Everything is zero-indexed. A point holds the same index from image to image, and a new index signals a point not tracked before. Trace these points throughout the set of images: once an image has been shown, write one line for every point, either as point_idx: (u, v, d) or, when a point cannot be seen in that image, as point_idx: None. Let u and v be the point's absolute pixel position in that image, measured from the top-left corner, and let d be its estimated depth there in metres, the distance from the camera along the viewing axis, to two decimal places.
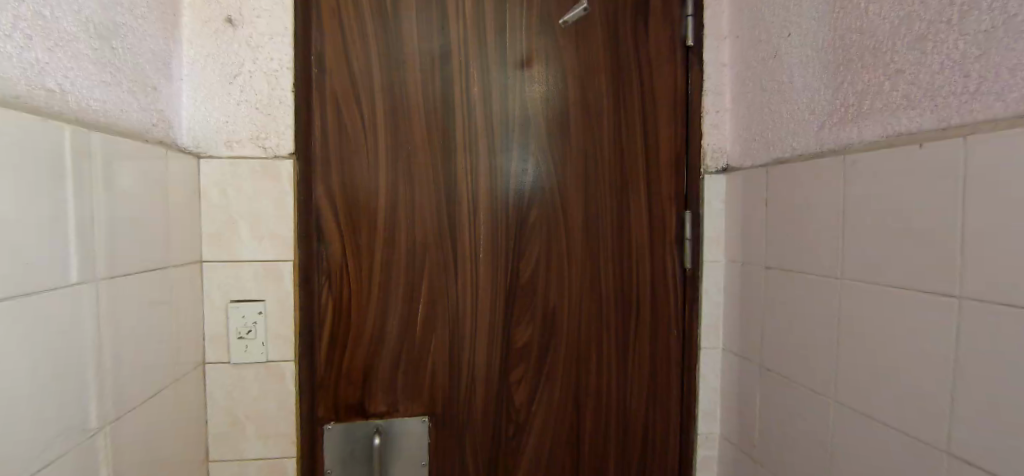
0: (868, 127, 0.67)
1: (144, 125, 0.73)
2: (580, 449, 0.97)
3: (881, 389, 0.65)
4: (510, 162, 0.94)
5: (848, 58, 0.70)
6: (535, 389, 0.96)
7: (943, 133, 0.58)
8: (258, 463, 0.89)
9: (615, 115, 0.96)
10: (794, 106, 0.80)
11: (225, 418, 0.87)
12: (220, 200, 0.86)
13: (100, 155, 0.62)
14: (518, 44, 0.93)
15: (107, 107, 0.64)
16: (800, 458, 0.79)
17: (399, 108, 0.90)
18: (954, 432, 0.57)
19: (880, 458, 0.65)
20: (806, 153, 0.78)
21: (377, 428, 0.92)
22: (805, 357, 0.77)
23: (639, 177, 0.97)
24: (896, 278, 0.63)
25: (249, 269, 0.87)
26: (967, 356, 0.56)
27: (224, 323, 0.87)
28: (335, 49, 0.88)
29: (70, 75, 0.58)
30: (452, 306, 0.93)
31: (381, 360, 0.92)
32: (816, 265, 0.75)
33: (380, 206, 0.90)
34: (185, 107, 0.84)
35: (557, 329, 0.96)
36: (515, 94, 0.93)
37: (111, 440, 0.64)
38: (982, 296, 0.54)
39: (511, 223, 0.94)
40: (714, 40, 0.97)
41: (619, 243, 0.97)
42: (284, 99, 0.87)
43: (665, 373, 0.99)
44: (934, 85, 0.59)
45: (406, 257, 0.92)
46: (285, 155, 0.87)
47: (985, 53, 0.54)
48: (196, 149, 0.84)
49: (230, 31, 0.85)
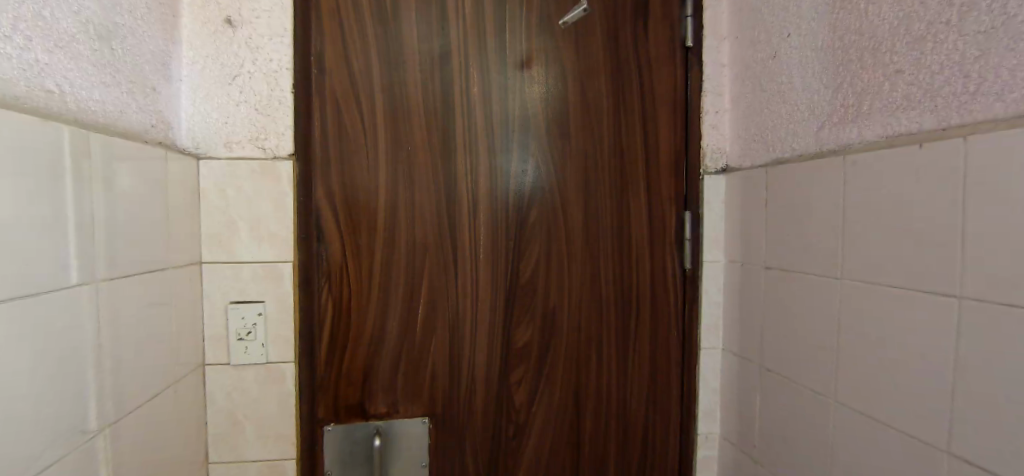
0: (867, 128, 0.67)
1: (144, 126, 0.73)
2: (580, 449, 0.97)
3: (880, 389, 0.65)
4: (510, 162, 0.94)
5: (847, 58, 0.70)
6: (536, 389, 0.96)
7: (943, 133, 0.58)
8: (258, 464, 0.89)
9: (615, 115, 0.96)
10: (793, 106, 0.80)
11: (224, 420, 0.87)
12: (219, 201, 0.86)
13: (100, 156, 0.62)
14: (518, 44, 0.93)
15: (106, 108, 0.64)
16: (800, 458, 0.79)
17: (398, 108, 0.90)
18: (955, 432, 0.57)
19: (880, 458, 0.65)
20: (805, 154, 0.77)
21: (377, 428, 0.92)
22: (805, 357, 0.77)
23: (639, 177, 0.97)
24: (896, 279, 0.63)
25: (249, 270, 0.87)
26: (968, 356, 0.55)
27: (224, 325, 0.86)
28: (335, 49, 0.88)
29: (70, 76, 0.58)
30: (452, 306, 0.93)
31: (381, 361, 0.91)
32: (816, 265, 0.75)
33: (380, 206, 0.90)
34: (184, 108, 0.84)
35: (558, 329, 0.96)
36: (515, 94, 0.93)
37: (111, 442, 0.64)
38: (982, 296, 0.54)
39: (510, 223, 0.94)
40: (713, 40, 0.97)
41: (619, 243, 0.97)
42: (284, 100, 0.87)
43: (665, 373, 0.99)
44: (933, 85, 0.59)
45: (406, 257, 0.92)
46: (284, 155, 0.87)
47: (985, 53, 0.54)
48: (196, 150, 0.84)
49: (229, 32, 0.85)
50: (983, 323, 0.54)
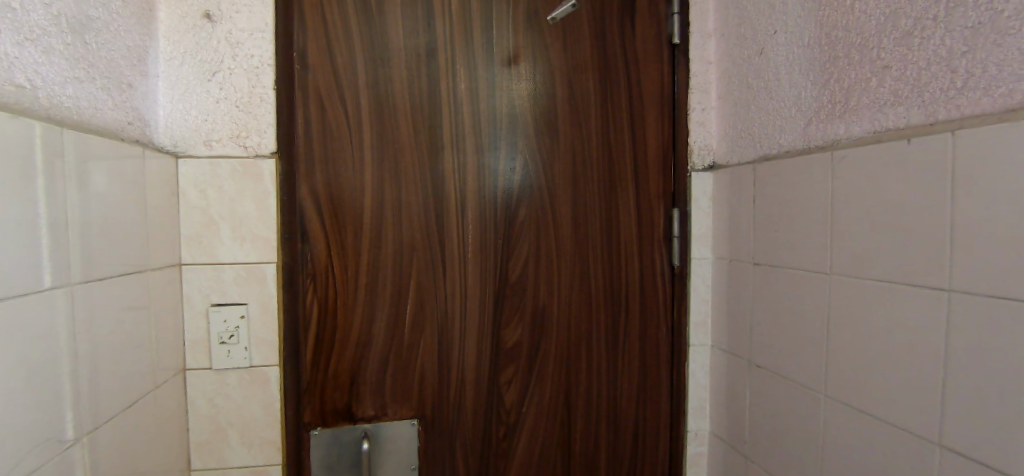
0: (855, 124, 0.67)
1: (119, 123, 0.70)
2: (571, 450, 0.97)
3: (870, 383, 0.65)
4: (498, 160, 0.93)
5: (835, 55, 0.70)
6: (525, 390, 0.95)
7: (932, 128, 0.58)
8: (242, 471, 0.86)
9: (603, 112, 0.95)
10: (780, 103, 0.80)
11: (208, 425, 0.85)
12: (199, 201, 0.83)
13: (73, 155, 0.60)
14: (506, 41, 0.92)
15: (80, 104, 0.62)
16: (790, 453, 0.79)
17: (384, 105, 0.88)
18: (946, 427, 0.57)
19: (871, 452, 0.65)
20: (793, 150, 0.78)
21: (365, 432, 0.90)
22: (795, 352, 0.77)
23: (628, 175, 0.96)
24: (886, 273, 0.63)
25: (231, 272, 0.84)
26: (958, 350, 0.56)
27: (205, 329, 0.84)
28: (318, 45, 0.86)
29: (40, 69, 0.56)
30: (441, 307, 0.92)
31: (369, 363, 0.90)
32: (805, 260, 0.75)
33: (366, 205, 0.89)
34: (161, 105, 0.81)
35: (547, 328, 0.95)
36: (503, 91, 0.92)
37: (89, 452, 0.61)
38: (970, 289, 0.55)
39: (500, 221, 0.93)
40: (700, 38, 0.97)
41: (608, 240, 0.96)
42: (266, 97, 0.85)
43: (654, 370, 0.98)
44: (921, 81, 0.59)
45: (393, 256, 0.90)
46: (266, 154, 0.85)
47: (972, 49, 0.54)
48: (173, 148, 0.82)
49: (208, 27, 0.83)
50: (973, 316, 0.54)
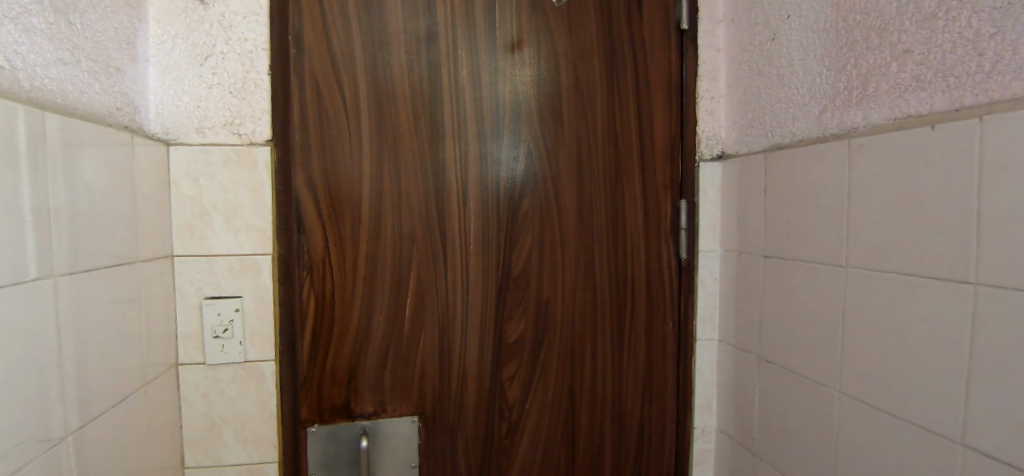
0: (874, 111, 0.65)
1: (107, 109, 0.67)
2: (575, 447, 0.95)
3: (888, 380, 0.63)
4: (501, 150, 0.90)
5: (852, 39, 0.68)
6: (529, 385, 0.93)
7: (957, 115, 0.55)
8: (238, 469, 0.84)
9: (609, 100, 0.92)
10: (793, 90, 0.78)
11: (202, 422, 0.83)
12: (191, 191, 0.80)
13: (57, 140, 0.57)
14: (508, 26, 0.89)
15: (65, 88, 0.59)
16: (802, 451, 0.77)
17: (382, 92, 0.85)
18: (969, 426, 0.55)
19: (888, 450, 0.63)
20: (806, 139, 0.75)
21: (364, 429, 0.87)
22: (808, 348, 0.75)
23: (634, 166, 0.94)
24: (905, 265, 0.61)
25: (224, 264, 0.82)
26: (984, 346, 0.53)
27: (198, 322, 0.81)
28: (314, 29, 0.83)
29: (21, 50, 0.52)
30: (442, 301, 0.89)
31: (368, 357, 0.87)
32: (818, 252, 0.73)
33: (365, 195, 0.86)
34: (151, 91, 0.78)
35: (551, 323, 0.93)
36: (506, 78, 0.89)
37: (76, 450, 0.59)
38: (996, 282, 0.52)
39: (502, 213, 0.90)
40: (709, 24, 0.94)
41: (614, 232, 0.94)
42: (260, 83, 0.82)
43: (660, 365, 0.96)
44: (945, 65, 0.57)
45: (392, 248, 0.87)
46: (261, 141, 0.82)
47: (1002, 30, 0.52)
48: (165, 136, 0.79)
49: (200, 10, 0.80)
50: (1000, 311, 0.52)
